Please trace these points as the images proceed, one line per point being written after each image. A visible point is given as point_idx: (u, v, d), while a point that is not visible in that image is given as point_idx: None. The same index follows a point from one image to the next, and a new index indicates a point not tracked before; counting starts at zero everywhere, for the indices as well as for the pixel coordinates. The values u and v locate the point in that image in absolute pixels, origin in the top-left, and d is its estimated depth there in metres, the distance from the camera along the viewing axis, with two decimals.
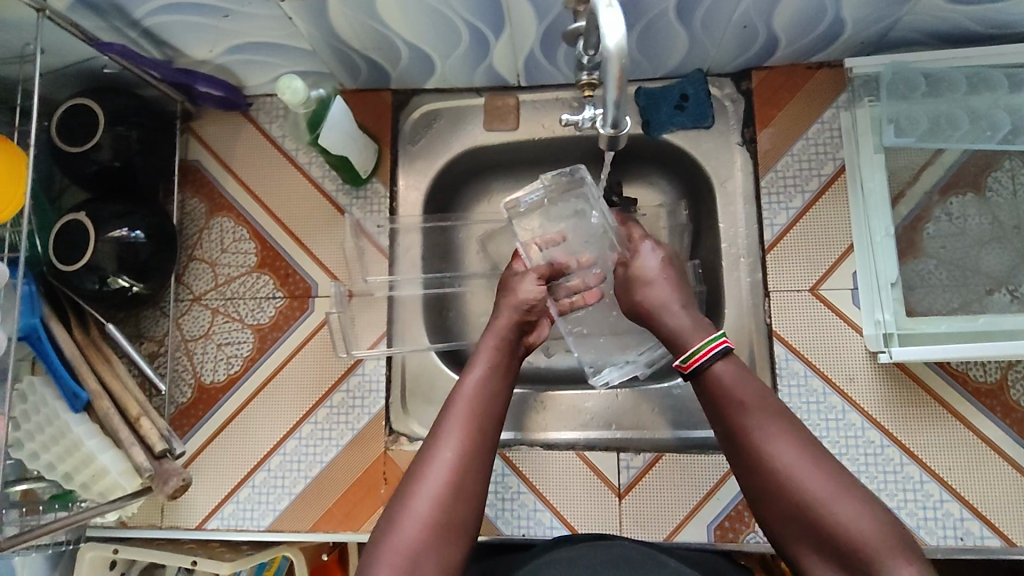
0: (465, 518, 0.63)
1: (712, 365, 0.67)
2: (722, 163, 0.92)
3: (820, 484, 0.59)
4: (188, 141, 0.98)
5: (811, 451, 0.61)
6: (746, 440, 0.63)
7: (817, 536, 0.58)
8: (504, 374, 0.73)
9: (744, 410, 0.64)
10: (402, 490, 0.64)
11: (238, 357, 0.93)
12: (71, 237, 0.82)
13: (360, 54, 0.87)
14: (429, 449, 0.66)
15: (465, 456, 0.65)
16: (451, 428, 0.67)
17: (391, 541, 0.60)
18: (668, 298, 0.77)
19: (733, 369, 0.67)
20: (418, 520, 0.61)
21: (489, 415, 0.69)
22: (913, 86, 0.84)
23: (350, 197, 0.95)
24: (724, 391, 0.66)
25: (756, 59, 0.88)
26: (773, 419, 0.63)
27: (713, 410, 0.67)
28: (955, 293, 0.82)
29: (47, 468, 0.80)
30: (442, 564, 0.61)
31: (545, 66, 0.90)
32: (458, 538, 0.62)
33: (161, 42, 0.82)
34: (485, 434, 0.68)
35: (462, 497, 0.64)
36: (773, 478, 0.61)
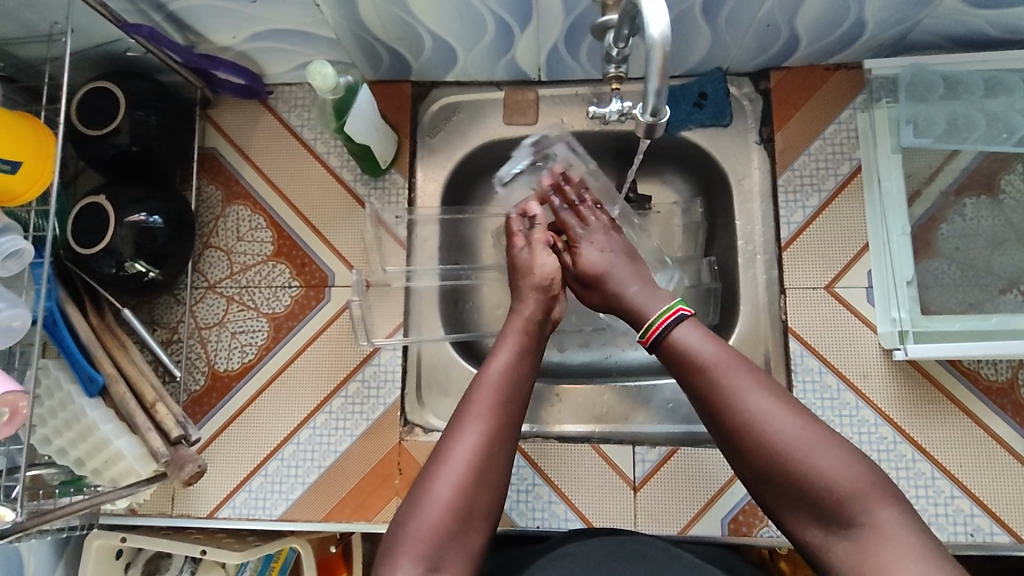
0: (486, 505, 0.63)
1: (672, 331, 0.65)
2: (740, 161, 0.93)
3: (795, 432, 0.56)
4: (206, 128, 0.98)
5: (780, 398, 0.58)
6: (715, 394, 0.60)
7: (793, 489, 0.56)
8: (531, 361, 0.72)
9: (709, 364, 0.61)
10: (420, 478, 0.63)
11: (252, 346, 0.92)
12: (90, 221, 0.82)
13: (384, 45, 0.87)
14: (450, 438, 0.65)
15: (488, 444, 0.64)
16: (475, 416, 0.66)
17: (414, 531, 0.60)
18: (625, 277, 0.76)
19: (694, 328, 0.65)
20: (439, 509, 0.61)
21: (512, 402, 0.68)
22: (931, 88, 0.86)
23: (368, 188, 0.95)
24: (687, 347, 0.63)
25: (776, 58, 0.89)
26: (741, 370, 0.60)
27: (676, 366, 0.63)
28: (969, 292, 0.83)
29: (59, 453, 0.80)
30: (463, 550, 0.61)
31: (567, 61, 0.91)
32: (480, 526, 0.62)
33: (186, 27, 0.82)
34: (508, 422, 0.66)
35: (485, 482, 0.63)
36: (745, 430, 0.57)
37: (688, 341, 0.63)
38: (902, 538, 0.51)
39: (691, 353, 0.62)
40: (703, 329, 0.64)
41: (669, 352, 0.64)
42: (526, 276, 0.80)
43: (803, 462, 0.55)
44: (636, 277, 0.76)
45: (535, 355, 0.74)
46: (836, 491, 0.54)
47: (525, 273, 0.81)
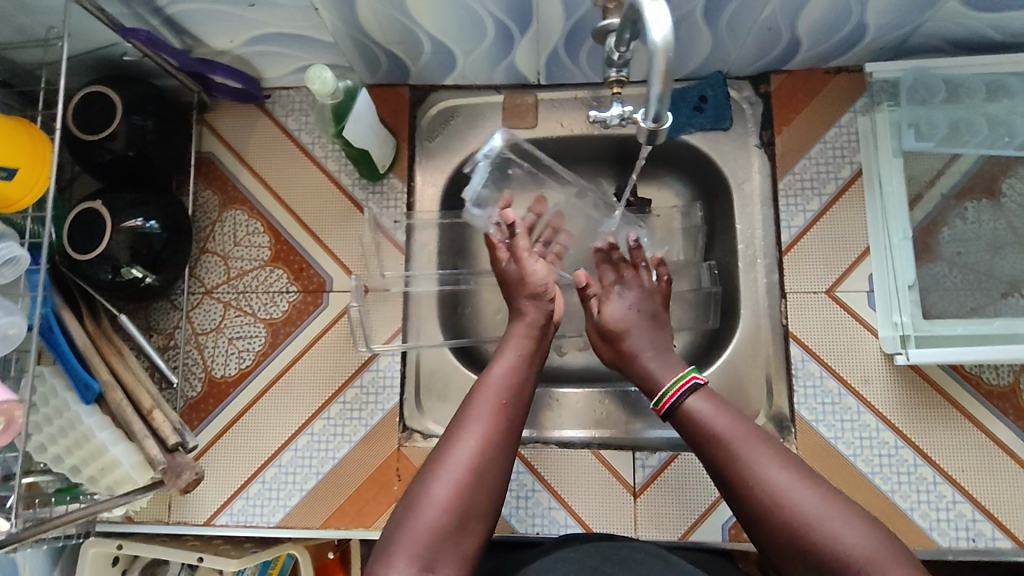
0: (483, 505, 0.63)
1: (687, 401, 0.69)
2: (740, 165, 0.92)
3: (811, 501, 0.58)
4: (202, 132, 0.97)
5: (796, 468, 0.61)
6: (733, 464, 0.62)
7: (811, 559, 0.57)
8: (532, 368, 0.73)
9: (725, 435, 0.64)
10: (418, 479, 0.63)
11: (250, 352, 0.92)
12: (86, 226, 0.81)
13: (382, 48, 0.87)
14: (450, 439, 0.65)
15: (489, 443, 0.65)
16: (476, 416, 0.66)
17: (411, 528, 0.60)
18: (643, 341, 0.80)
19: (708, 400, 0.68)
20: (437, 508, 0.60)
21: (514, 406, 0.68)
22: (932, 91, 0.86)
23: (366, 192, 0.95)
24: (705, 417, 0.67)
25: (776, 61, 0.89)
26: (757, 441, 0.63)
27: (696, 439, 0.67)
28: (970, 296, 0.83)
29: (54, 460, 0.79)
30: (459, 552, 0.60)
31: (567, 65, 0.90)
32: (476, 527, 0.62)
33: (183, 31, 0.82)
34: (508, 425, 0.67)
35: (484, 483, 0.63)
36: (762, 501, 0.60)
37: (705, 412, 0.67)
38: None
39: (708, 423, 0.66)
40: (718, 400, 0.68)
41: (688, 425, 0.68)
42: (515, 289, 0.80)
43: (818, 530, 0.57)
44: (651, 341, 0.80)
45: (535, 359, 0.75)
46: (855, 559, 0.55)
47: (515, 284, 0.81)
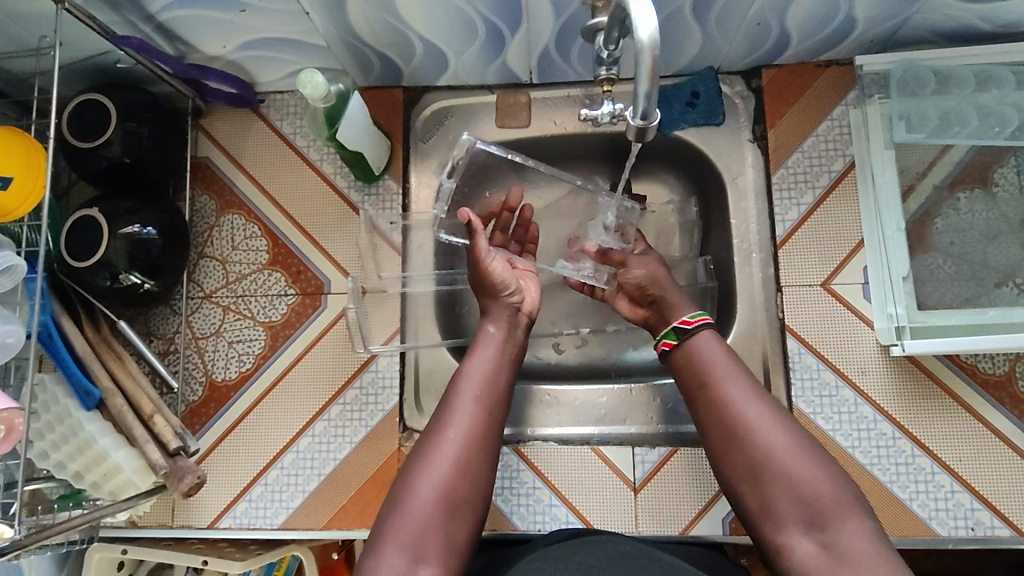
0: (468, 497, 0.66)
1: (697, 335, 0.75)
2: (733, 160, 0.93)
3: (783, 441, 0.65)
4: (198, 138, 0.98)
5: (781, 417, 0.67)
6: (719, 405, 0.69)
7: (774, 489, 0.64)
8: (508, 363, 0.76)
9: (716, 376, 0.71)
10: (411, 466, 0.67)
11: (250, 355, 0.92)
12: (84, 234, 0.82)
13: (374, 51, 0.87)
14: (439, 429, 0.69)
15: (469, 437, 0.68)
16: (462, 408, 0.70)
17: (401, 511, 0.63)
18: (676, 290, 0.84)
19: (712, 343, 0.74)
20: (428, 493, 0.64)
21: (491, 399, 0.72)
22: (923, 83, 0.86)
23: (362, 194, 0.95)
24: (705, 357, 0.73)
25: (767, 56, 0.89)
26: (744, 384, 0.70)
27: (686, 380, 0.74)
28: (965, 286, 0.83)
29: (58, 466, 0.79)
30: (449, 537, 0.63)
31: (559, 64, 0.91)
32: (466, 512, 0.65)
33: (175, 38, 0.82)
34: (490, 415, 0.71)
35: (469, 469, 0.66)
36: (740, 437, 0.67)
37: (704, 353, 0.74)
38: (872, 548, 0.58)
39: (707, 364, 0.73)
40: (720, 345, 0.74)
41: (684, 368, 0.74)
42: (486, 290, 0.80)
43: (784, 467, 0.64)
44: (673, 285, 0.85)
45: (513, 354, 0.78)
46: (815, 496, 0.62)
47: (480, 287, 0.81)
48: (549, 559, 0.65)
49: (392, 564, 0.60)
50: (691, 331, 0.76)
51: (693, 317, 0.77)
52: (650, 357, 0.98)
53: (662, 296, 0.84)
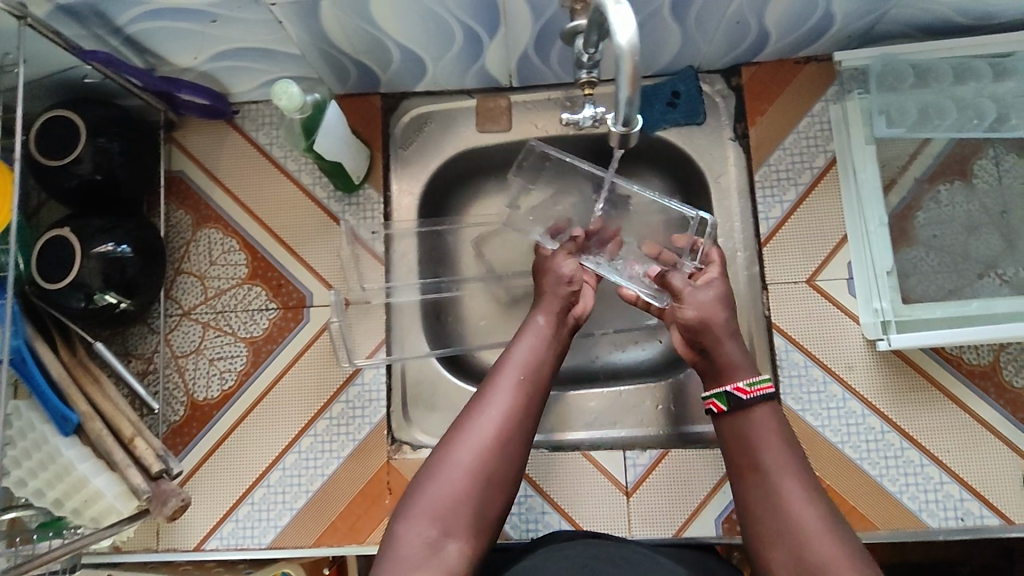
0: (501, 478, 0.66)
1: (754, 407, 0.69)
2: (715, 159, 0.92)
3: (831, 545, 0.61)
4: (171, 151, 0.95)
5: (827, 517, 0.63)
6: (766, 496, 0.65)
7: None
8: (550, 349, 0.74)
9: (763, 459, 0.67)
10: (446, 441, 0.67)
11: (232, 372, 0.90)
12: (55, 255, 0.79)
13: (350, 58, 0.85)
14: (478, 406, 0.69)
15: (509, 420, 0.68)
16: (504, 390, 0.69)
17: (432, 489, 0.64)
18: (736, 348, 0.74)
19: (768, 418, 0.69)
20: (461, 468, 0.64)
21: (533, 385, 0.71)
22: (901, 77, 0.86)
23: (342, 204, 0.93)
24: (755, 437, 0.68)
25: (746, 54, 0.89)
26: (793, 474, 0.66)
27: (733, 457, 0.69)
28: (948, 279, 0.84)
29: (36, 495, 0.76)
30: (478, 512, 0.64)
31: (538, 67, 0.90)
32: (498, 491, 0.66)
33: (144, 50, 0.80)
34: (531, 400, 0.70)
35: (505, 450, 0.66)
36: (784, 531, 0.63)
37: (755, 431, 0.68)
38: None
39: (754, 444, 0.68)
40: (775, 421, 0.69)
41: (732, 440, 0.70)
42: (550, 283, 0.80)
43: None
44: (731, 337, 0.74)
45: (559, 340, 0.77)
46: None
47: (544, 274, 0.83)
48: (544, 570, 0.64)
49: (419, 535, 0.61)
50: (748, 401, 0.69)
51: (751, 385, 0.70)
52: (639, 358, 0.97)
53: (711, 349, 0.74)
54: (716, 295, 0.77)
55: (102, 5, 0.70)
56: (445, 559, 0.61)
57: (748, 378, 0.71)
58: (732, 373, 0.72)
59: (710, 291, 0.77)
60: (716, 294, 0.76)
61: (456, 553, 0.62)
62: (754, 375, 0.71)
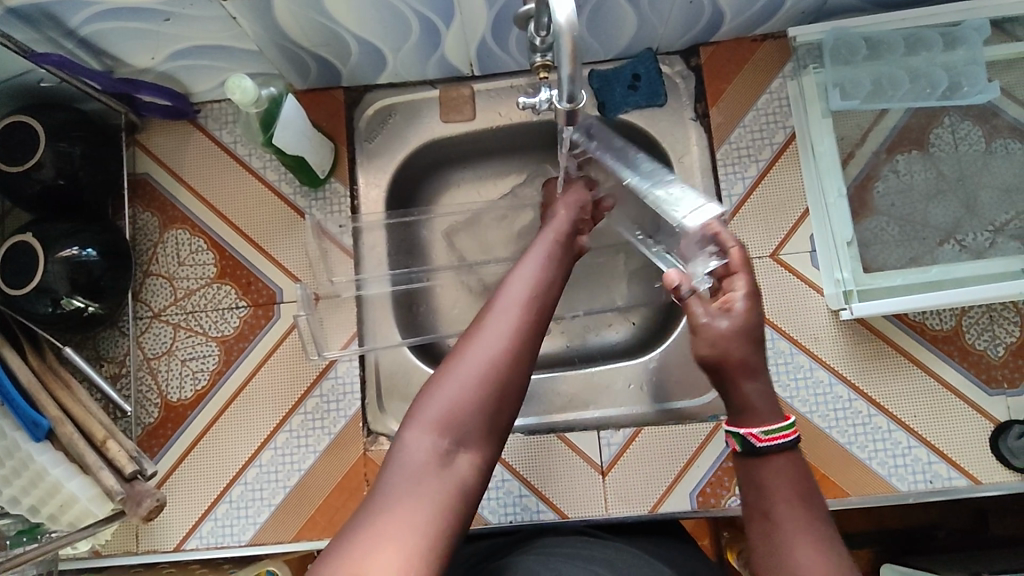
0: (518, 385, 0.60)
1: (773, 456, 0.56)
2: (677, 140, 0.93)
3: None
4: (135, 154, 0.95)
5: None
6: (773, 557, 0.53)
7: None
8: (563, 263, 0.70)
9: (778, 513, 0.54)
10: (459, 346, 0.61)
11: (204, 371, 0.90)
12: (19, 261, 0.79)
13: (309, 53, 0.85)
14: (490, 313, 0.63)
15: (528, 325, 0.62)
16: (518, 297, 0.64)
17: (443, 395, 0.58)
18: (760, 392, 0.58)
19: (785, 467, 0.55)
20: (473, 375, 0.58)
21: (550, 294, 0.66)
22: (854, 51, 0.88)
23: (308, 199, 0.94)
24: (768, 487, 0.55)
25: (704, 33, 0.90)
26: (807, 534, 0.53)
27: (746, 502, 0.57)
28: (908, 247, 0.85)
29: (11, 502, 0.75)
30: (492, 421, 0.58)
31: (498, 54, 0.91)
32: (512, 399, 0.60)
33: (100, 52, 0.80)
34: (543, 311, 0.64)
35: (521, 355, 0.60)
36: None
37: (768, 480, 0.56)
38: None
39: (768, 495, 0.55)
40: (795, 473, 0.55)
41: (746, 486, 0.57)
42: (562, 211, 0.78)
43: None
44: (753, 376, 0.58)
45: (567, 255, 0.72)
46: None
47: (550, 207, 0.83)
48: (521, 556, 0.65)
49: (427, 443, 0.56)
50: (762, 450, 0.56)
51: (765, 433, 0.56)
52: (611, 340, 0.98)
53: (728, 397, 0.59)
54: (731, 329, 0.58)
55: (53, 7, 0.70)
56: (454, 470, 0.56)
57: (765, 424, 0.57)
58: (748, 416, 0.58)
59: (727, 321, 0.58)
60: (730, 327, 0.58)
61: (466, 462, 0.57)
62: (775, 418, 0.57)
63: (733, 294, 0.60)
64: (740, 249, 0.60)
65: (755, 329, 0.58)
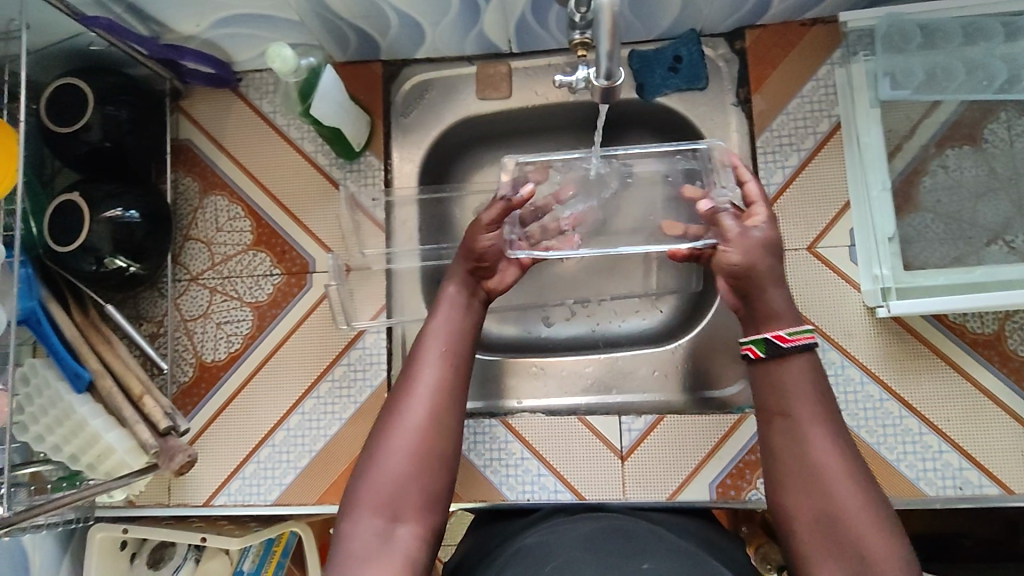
0: (440, 450, 0.68)
1: (793, 358, 0.67)
2: (717, 125, 0.91)
3: (853, 496, 0.61)
4: (179, 120, 0.97)
5: (850, 463, 0.63)
6: (792, 448, 0.64)
7: (833, 537, 0.61)
8: (468, 316, 0.77)
9: (799, 410, 0.65)
10: (380, 431, 0.69)
11: (238, 335, 0.93)
12: (67, 219, 0.82)
13: (349, 24, 0.86)
14: (402, 394, 0.70)
15: (434, 396, 0.70)
16: (423, 370, 0.71)
17: (372, 481, 0.66)
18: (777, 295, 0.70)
19: (804, 370, 0.67)
20: (397, 454, 0.67)
21: (454, 354, 0.73)
22: (908, 38, 0.84)
23: (343, 171, 0.95)
24: (787, 387, 0.66)
25: (749, 16, 0.87)
26: (824, 427, 0.65)
27: (767, 402, 0.67)
28: (953, 245, 0.82)
29: (53, 449, 0.80)
30: (424, 493, 0.66)
31: (537, 31, 0.90)
32: (440, 466, 0.68)
33: (147, 17, 0.82)
34: (453, 374, 0.72)
35: (435, 429, 0.68)
36: (813, 478, 0.63)
37: (787, 381, 0.67)
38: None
39: (784, 395, 0.66)
40: (811, 375, 0.67)
41: (765, 389, 0.68)
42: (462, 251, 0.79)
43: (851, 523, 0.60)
44: (777, 284, 0.71)
45: (476, 310, 0.79)
46: (869, 553, 0.59)
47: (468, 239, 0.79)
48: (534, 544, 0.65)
49: (368, 523, 0.63)
50: (786, 349, 0.67)
51: (790, 334, 0.67)
52: (639, 326, 0.98)
53: (755, 298, 0.71)
54: (764, 239, 0.72)
55: None
56: (398, 544, 0.63)
57: (789, 327, 0.68)
58: (769, 320, 0.70)
59: (758, 234, 0.72)
60: (762, 239, 0.72)
61: (407, 534, 0.64)
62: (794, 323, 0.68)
63: (756, 219, 0.74)
64: (756, 184, 0.76)
65: (778, 244, 0.72)
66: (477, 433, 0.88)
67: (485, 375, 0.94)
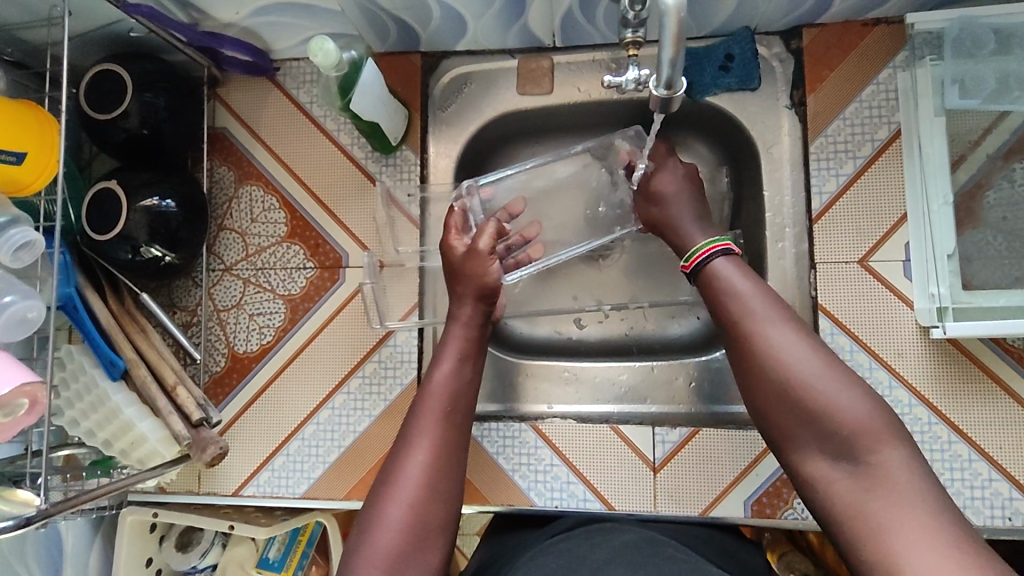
0: (438, 518, 0.63)
1: (715, 260, 0.68)
2: (768, 128, 0.88)
3: (810, 363, 0.59)
4: (216, 108, 0.96)
5: (804, 336, 0.61)
6: (744, 332, 0.62)
7: (807, 417, 0.57)
8: (472, 369, 0.73)
9: (738, 297, 0.64)
10: (374, 501, 0.63)
11: (270, 328, 0.92)
12: (103, 208, 0.81)
13: (390, 15, 0.83)
14: (402, 458, 0.65)
15: (435, 458, 0.65)
16: (422, 431, 0.67)
17: (365, 554, 0.59)
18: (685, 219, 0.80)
19: (730, 265, 0.67)
20: (393, 527, 0.61)
21: (458, 412, 0.70)
22: (980, 43, 0.79)
23: (379, 165, 0.93)
24: (725, 280, 0.66)
25: (810, 15, 0.83)
26: (770, 306, 0.63)
27: (711, 297, 0.67)
28: (1016, 264, 0.77)
29: (87, 434, 0.81)
30: (420, 568, 0.60)
31: (583, 26, 0.86)
32: (437, 537, 0.62)
33: (188, 5, 0.80)
34: (456, 435, 0.68)
35: (436, 495, 0.64)
36: (768, 359, 0.60)
37: (724, 276, 0.66)
38: (909, 483, 0.52)
39: (724, 289, 0.65)
40: (741, 268, 0.67)
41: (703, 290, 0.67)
42: (468, 285, 0.78)
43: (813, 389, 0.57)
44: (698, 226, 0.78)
45: (477, 364, 0.75)
46: (842, 421, 0.56)
47: (464, 273, 0.79)
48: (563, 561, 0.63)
49: None
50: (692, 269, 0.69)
51: (691, 258, 0.69)
52: (675, 334, 0.95)
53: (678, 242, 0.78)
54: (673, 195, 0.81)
55: None
56: None
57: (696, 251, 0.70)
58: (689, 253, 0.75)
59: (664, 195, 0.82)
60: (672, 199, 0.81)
61: None
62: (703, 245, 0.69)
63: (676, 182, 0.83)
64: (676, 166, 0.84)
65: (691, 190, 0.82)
66: (506, 436, 0.87)
67: (516, 377, 0.92)
